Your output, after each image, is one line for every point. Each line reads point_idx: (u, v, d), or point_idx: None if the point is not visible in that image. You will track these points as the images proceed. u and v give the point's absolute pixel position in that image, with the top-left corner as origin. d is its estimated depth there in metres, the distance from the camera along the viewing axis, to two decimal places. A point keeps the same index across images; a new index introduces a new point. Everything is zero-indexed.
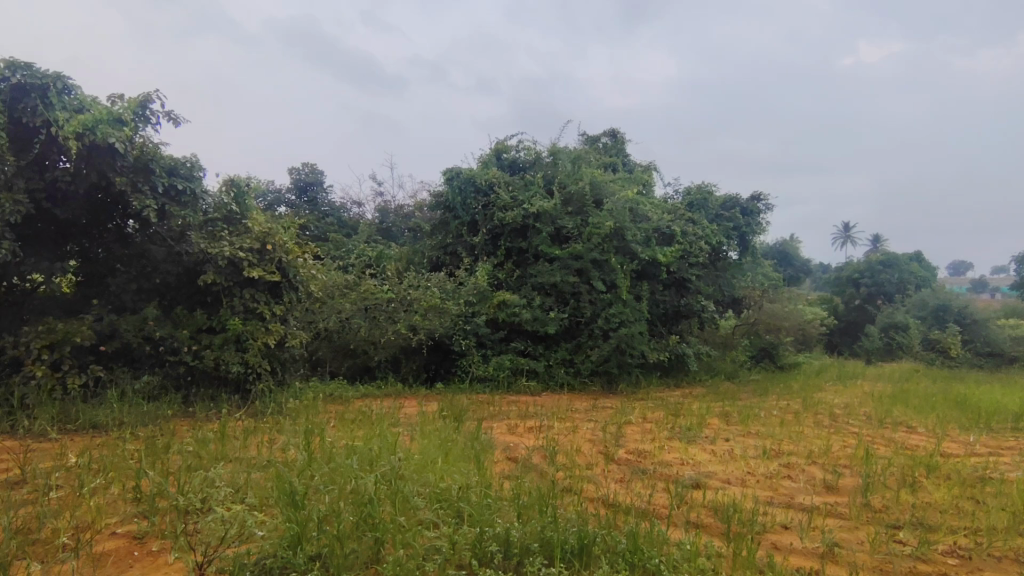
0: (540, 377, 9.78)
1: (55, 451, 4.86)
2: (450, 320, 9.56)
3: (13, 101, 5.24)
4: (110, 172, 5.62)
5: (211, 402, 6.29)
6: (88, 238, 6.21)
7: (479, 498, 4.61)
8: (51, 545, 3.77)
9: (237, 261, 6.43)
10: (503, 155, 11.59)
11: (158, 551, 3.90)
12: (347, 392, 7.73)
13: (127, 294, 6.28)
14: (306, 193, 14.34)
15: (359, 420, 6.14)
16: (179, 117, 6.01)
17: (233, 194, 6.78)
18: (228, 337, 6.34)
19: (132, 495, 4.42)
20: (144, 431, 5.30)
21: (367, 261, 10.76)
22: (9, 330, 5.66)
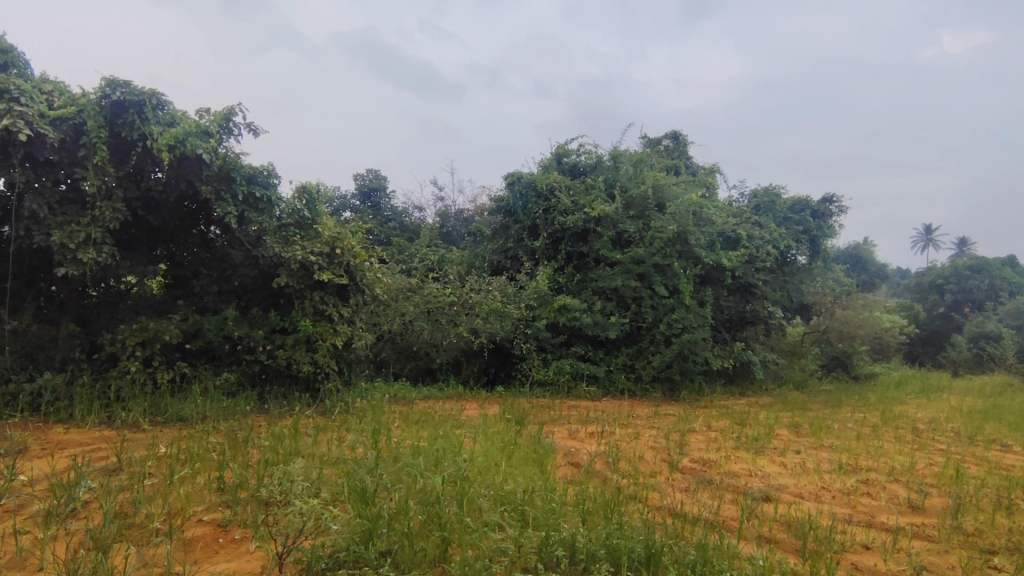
0: (600, 383, 9.71)
1: (147, 442, 5.19)
2: (511, 323, 9.67)
3: (113, 116, 5.60)
4: (197, 181, 5.99)
5: (284, 400, 6.58)
6: (175, 243, 6.62)
7: (544, 503, 4.60)
8: (146, 530, 4.03)
9: (309, 265, 6.69)
10: (564, 159, 11.67)
11: (241, 539, 4.12)
12: (411, 393, 7.92)
13: (209, 296, 6.69)
14: (370, 198, 14.79)
15: (424, 421, 6.28)
16: (258, 128, 6.33)
17: (305, 201, 7.10)
18: (299, 337, 6.61)
19: (216, 486, 4.69)
20: (225, 425, 5.59)
21: (430, 264, 11.00)
22: (108, 328, 6.13)
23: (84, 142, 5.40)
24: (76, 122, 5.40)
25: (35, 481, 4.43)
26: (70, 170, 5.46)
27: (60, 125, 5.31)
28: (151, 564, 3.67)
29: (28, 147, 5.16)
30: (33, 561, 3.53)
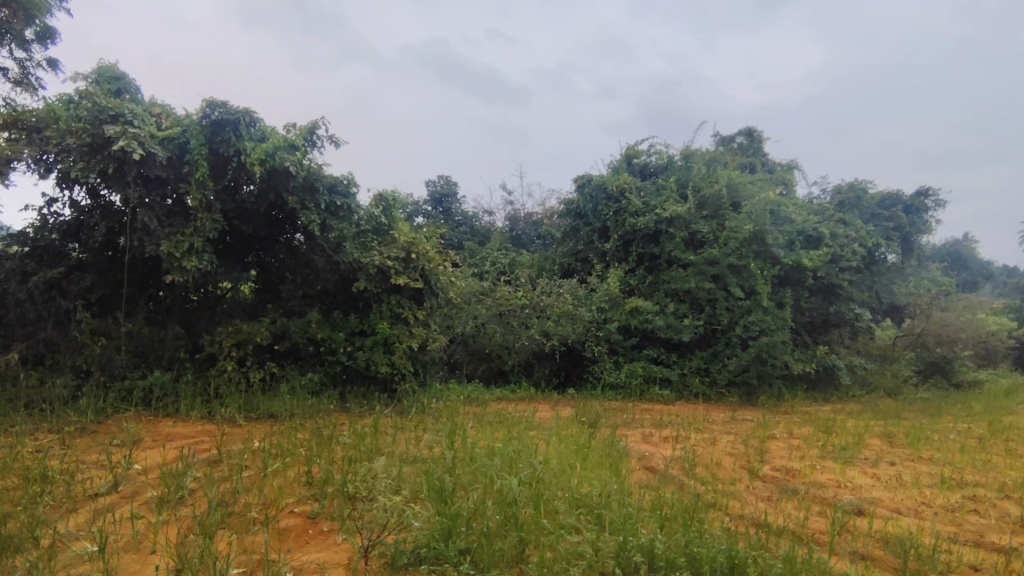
0: (674, 386, 9.49)
1: (243, 436, 5.56)
2: (582, 326, 9.66)
3: (212, 135, 6.02)
4: (284, 191, 6.37)
5: (364, 399, 6.85)
6: (264, 249, 7.06)
7: (620, 507, 4.56)
8: (245, 518, 4.31)
9: (386, 270, 6.97)
10: (635, 160, 11.65)
11: (328, 531, 4.33)
12: (484, 395, 8.04)
13: (294, 300, 7.10)
14: (441, 203, 15.15)
15: (497, 423, 6.38)
16: (339, 140, 6.65)
17: (382, 207, 7.38)
18: (377, 339, 6.88)
19: (305, 479, 4.96)
20: (311, 422, 5.88)
21: (500, 267, 11.15)
22: (207, 330, 6.60)
23: (188, 159, 5.85)
24: (180, 141, 5.86)
25: (149, 470, 4.85)
26: (176, 184, 5.93)
27: (167, 144, 5.78)
28: (251, 550, 3.93)
29: (141, 165, 5.65)
30: (150, 543, 3.87)
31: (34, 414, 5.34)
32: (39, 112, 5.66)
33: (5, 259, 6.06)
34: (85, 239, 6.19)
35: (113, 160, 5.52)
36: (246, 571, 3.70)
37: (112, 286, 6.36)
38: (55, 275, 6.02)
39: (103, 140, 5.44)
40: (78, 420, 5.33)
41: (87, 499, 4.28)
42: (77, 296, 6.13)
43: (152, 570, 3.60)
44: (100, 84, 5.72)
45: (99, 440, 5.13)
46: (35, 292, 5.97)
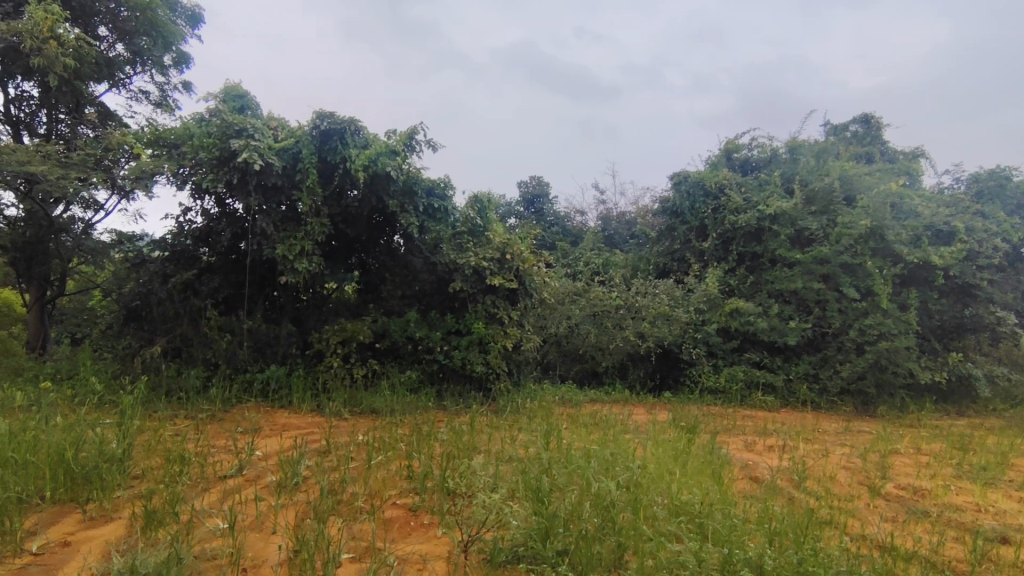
0: (779, 393, 8.95)
1: (348, 428, 5.86)
2: (679, 328, 9.39)
3: (321, 144, 6.43)
4: (386, 195, 6.67)
5: (460, 398, 7.01)
6: (366, 252, 7.42)
7: (724, 518, 4.34)
8: (352, 507, 4.54)
9: (481, 271, 7.12)
10: (734, 154, 11.44)
11: (428, 524, 4.47)
12: (577, 396, 7.99)
13: (394, 299, 7.40)
14: (534, 204, 15.27)
15: (592, 425, 6.33)
16: (436, 144, 6.85)
17: (477, 209, 7.57)
18: (472, 339, 7.03)
19: (406, 473, 5.14)
20: (411, 418, 6.09)
21: (594, 268, 11.06)
22: (316, 328, 7.04)
23: (300, 168, 6.26)
24: (294, 151, 6.29)
25: (268, 456, 5.24)
26: (290, 192, 6.36)
27: (283, 155, 6.22)
28: (359, 538, 4.13)
29: (260, 175, 6.11)
30: (270, 524, 4.17)
31: (173, 401, 5.92)
32: (176, 130, 6.28)
33: (150, 263, 6.79)
34: (213, 243, 6.79)
35: (238, 171, 6.01)
36: (355, 558, 3.89)
37: (235, 286, 6.95)
38: (189, 277, 6.66)
39: (228, 153, 5.94)
40: (209, 408, 5.85)
41: (216, 481, 4.69)
42: (207, 295, 6.74)
43: (274, 549, 3.88)
44: (227, 102, 6.26)
45: (226, 426, 5.60)
46: (173, 291, 6.63)
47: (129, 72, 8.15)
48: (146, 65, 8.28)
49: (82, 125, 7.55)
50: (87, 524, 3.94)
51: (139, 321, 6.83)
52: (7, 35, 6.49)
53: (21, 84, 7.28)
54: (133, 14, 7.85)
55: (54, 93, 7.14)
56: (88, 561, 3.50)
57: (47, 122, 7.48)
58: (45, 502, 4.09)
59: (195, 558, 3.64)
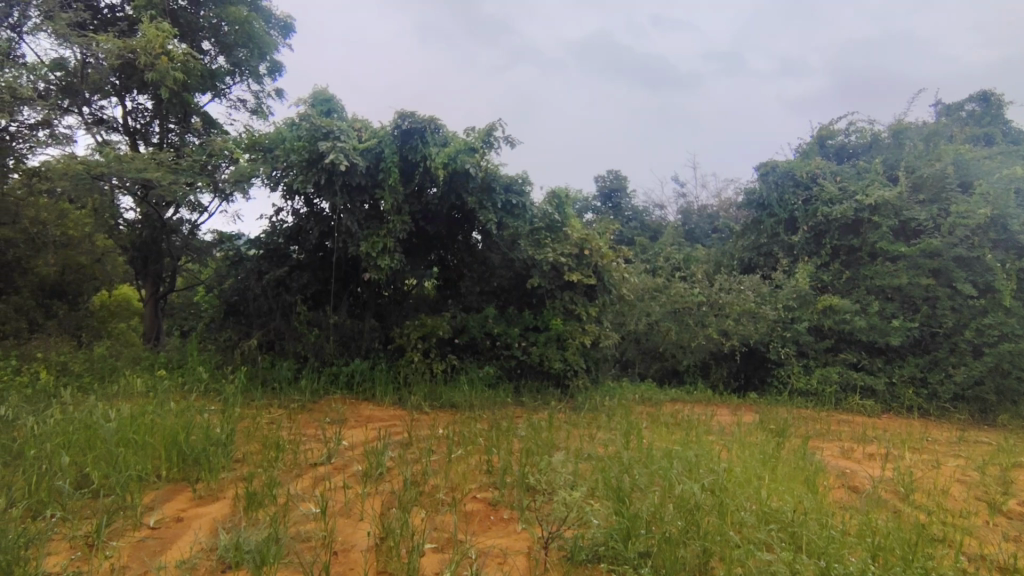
0: (879, 397, 8.35)
1: (429, 422, 5.98)
2: (766, 326, 8.95)
3: (403, 144, 6.61)
4: (465, 193, 6.78)
5: (539, 394, 7.03)
6: (445, 248, 7.55)
7: (821, 528, 4.06)
8: (434, 498, 4.63)
9: (559, 266, 7.14)
10: (829, 142, 10.76)
11: (508, 519, 4.48)
12: (657, 395, 7.80)
13: (473, 295, 7.48)
14: (611, 199, 15.02)
15: (673, 425, 6.16)
16: (514, 139, 6.85)
17: (555, 204, 7.50)
18: (551, 335, 7.06)
19: (486, 468, 5.19)
20: (490, 413, 6.15)
21: (674, 263, 10.73)
22: (398, 323, 7.24)
23: (382, 167, 6.45)
24: (377, 151, 6.48)
25: (354, 446, 5.43)
26: (373, 191, 6.54)
27: (367, 155, 6.42)
28: (441, 529, 4.21)
29: (345, 175, 6.33)
30: (358, 511, 4.34)
31: (268, 391, 6.29)
32: (271, 135, 6.66)
33: (247, 261, 7.25)
34: (303, 241, 7.15)
35: (325, 172, 6.25)
36: (437, 548, 3.97)
37: (322, 282, 7.28)
38: (281, 273, 7.04)
39: (317, 155, 6.21)
40: (300, 398, 6.17)
41: (308, 467, 4.93)
42: (297, 291, 7.11)
43: (361, 535, 4.03)
44: (315, 107, 6.54)
45: (316, 417, 5.88)
46: (267, 288, 7.05)
47: (230, 83, 8.71)
48: (244, 75, 8.81)
49: (189, 134, 8.15)
50: (196, 503, 4.26)
51: (237, 315, 7.30)
52: (126, 53, 7.11)
53: (137, 97, 7.95)
54: (233, 28, 8.37)
55: (165, 105, 7.76)
56: (198, 536, 3.79)
57: (159, 133, 8.12)
58: (160, 480, 4.45)
59: (292, 539, 3.85)
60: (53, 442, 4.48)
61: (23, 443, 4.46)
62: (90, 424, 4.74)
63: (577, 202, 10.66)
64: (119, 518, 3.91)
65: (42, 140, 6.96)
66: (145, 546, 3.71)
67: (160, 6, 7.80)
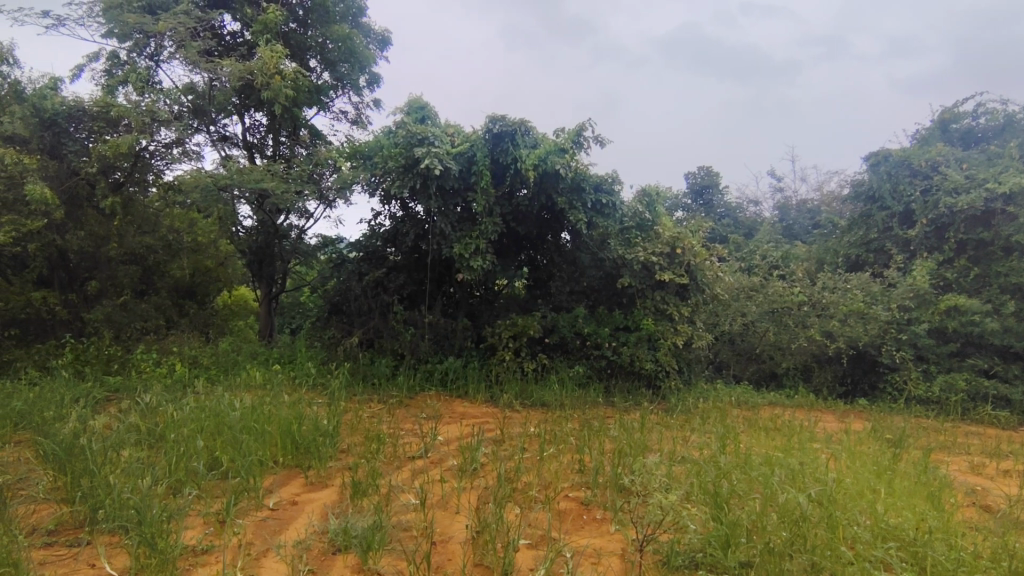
0: (1015, 408, 7.53)
1: (521, 420, 6.06)
2: (878, 327, 8.30)
3: (494, 147, 6.75)
4: (555, 193, 6.84)
5: (630, 395, 6.96)
6: (536, 249, 7.63)
7: (948, 550, 3.71)
8: (527, 495, 4.69)
9: (650, 265, 7.13)
10: (952, 126, 9.83)
11: (601, 519, 4.46)
12: (755, 398, 7.48)
13: (564, 295, 7.53)
14: (702, 196, 14.54)
15: (773, 430, 5.89)
16: (604, 138, 6.82)
17: (646, 203, 7.61)
18: (642, 335, 7.02)
19: (578, 467, 5.19)
20: (581, 413, 6.14)
21: (772, 261, 10.24)
22: (489, 323, 7.41)
23: (475, 170, 6.62)
24: (469, 155, 6.65)
25: (449, 441, 5.61)
26: (465, 194, 6.72)
27: (460, 159, 6.61)
28: (534, 526, 4.27)
29: (439, 179, 6.54)
30: (454, 504, 4.48)
31: (369, 386, 6.64)
32: (370, 143, 7.02)
33: (348, 263, 7.71)
34: (399, 243, 7.48)
35: (420, 177, 6.50)
36: (531, 544, 4.03)
37: (417, 283, 7.58)
38: (379, 275, 7.42)
39: (413, 160, 6.46)
40: (397, 394, 6.47)
41: (407, 460, 5.16)
42: (394, 291, 7.46)
43: (459, 528, 4.16)
44: (409, 115, 6.82)
45: (413, 412, 6.14)
46: (367, 288, 7.46)
47: (333, 97, 9.28)
48: (345, 88, 9.36)
49: (298, 146, 8.81)
50: (308, 488, 4.59)
51: (340, 314, 7.75)
52: (246, 74, 7.79)
53: (254, 114, 8.64)
54: (337, 45, 8.92)
55: (278, 120, 8.38)
56: (312, 520, 4.07)
57: (273, 145, 8.80)
58: (277, 466, 4.85)
59: (394, 527, 4.04)
60: (188, 427, 4.97)
61: (163, 427, 4.99)
62: (218, 413, 5.23)
63: (668, 200, 10.47)
64: (243, 498, 4.29)
65: (176, 157, 7.76)
66: (266, 525, 4.04)
67: (276, 30, 8.40)
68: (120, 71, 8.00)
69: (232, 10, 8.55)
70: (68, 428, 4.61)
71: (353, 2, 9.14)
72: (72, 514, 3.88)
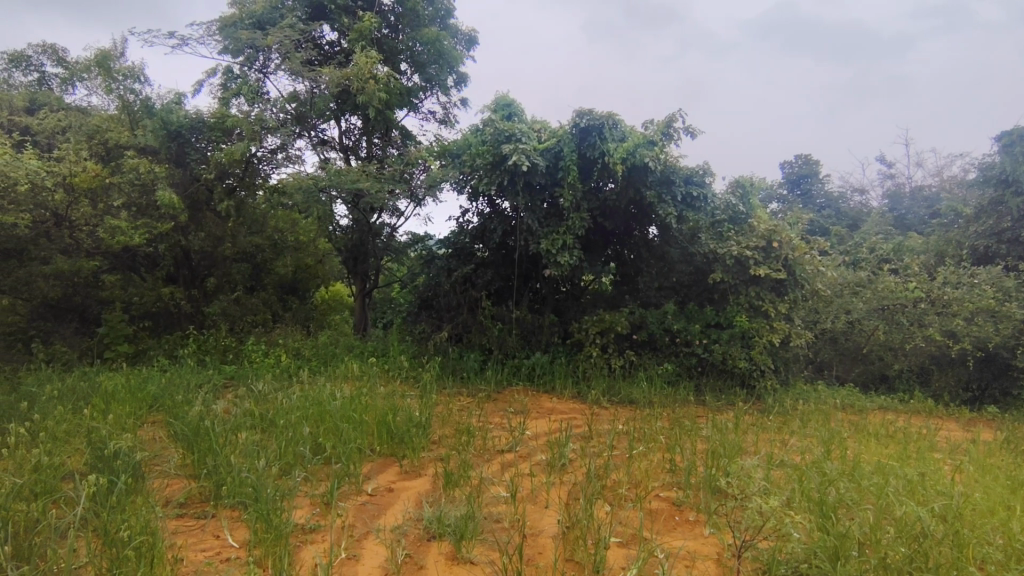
0: None
1: (609, 417, 6.00)
2: (1011, 327, 7.48)
3: (580, 141, 6.70)
4: (643, 187, 6.70)
5: (722, 394, 6.72)
6: (623, 244, 7.51)
7: None
8: (617, 493, 4.62)
9: (744, 260, 6.81)
10: None
11: (694, 521, 4.32)
12: (862, 400, 6.98)
13: (652, 291, 7.38)
14: (800, 185, 13.78)
15: (885, 436, 5.47)
16: (696, 129, 6.60)
17: (739, 194, 7.29)
18: (734, 333, 6.76)
19: (668, 467, 5.07)
20: (671, 412, 5.98)
21: (883, 254, 9.52)
22: (576, 318, 7.39)
23: (562, 166, 6.60)
24: (555, 150, 6.65)
25: (538, 436, 5.65)
26: (552, 189, 6.73)
27: (547, 155, 6.62)
28: (625, 524, 4.20)
29: (527, 175, 6.58)
30: (544, 499, 4.50)
31: (459, 379, 6.80)
32: (458, 142, 7.20)
33: (437, 259, 7.94)
34: (487, 240, 7.59)
35: (508, 174, 6.57)
36: (622, 543, 3.97)
37: (504, 279, 7.67)
38: (467, 271, 7.57)
39: (501, 157, 6.54)
40: (486, 387, 6.58)
41: (496, 453, 5.25)
42: (482, 287, 7.59)
43: (550, 523, 4.17)
44: (497, 112, 6.89)
45: (502, 406, 6.23)
46: (456, 284, 7.64)
47: (422, 97, 9.56)
48: (434, 89, 9.63)
49: (390, 147, 9.16)
50: (403, 477, 4.78)
51: (429, 309, 8.00)
52: (343, 80, 8.22)
53: (349, 118, 9.06)
54: (426, 48, 9.18)
55: (372, 123, 8.75)
56: (408, 507, 4.24)
57: (366, 147, 9.20)
58: (375, 454, 5.08)
59: (486, 519, 4.12)
60: (296, 414, 5.31)
61: (274, 413, 5.36)
62: (322, 402, 5.55)
63: (764, 190, 9.97)
64: (345, 482, 4.52)
65: (281, 161, 8.31)
66: (366, 509, 4.25)
67: (370, 36, 8.75)
68: (233, 84, 8.65)
69: (330, 20, 9.01)
70: (194, 411, 5.08)
71: (441, 5, 9.39)
72: (199, 489, 4.26)
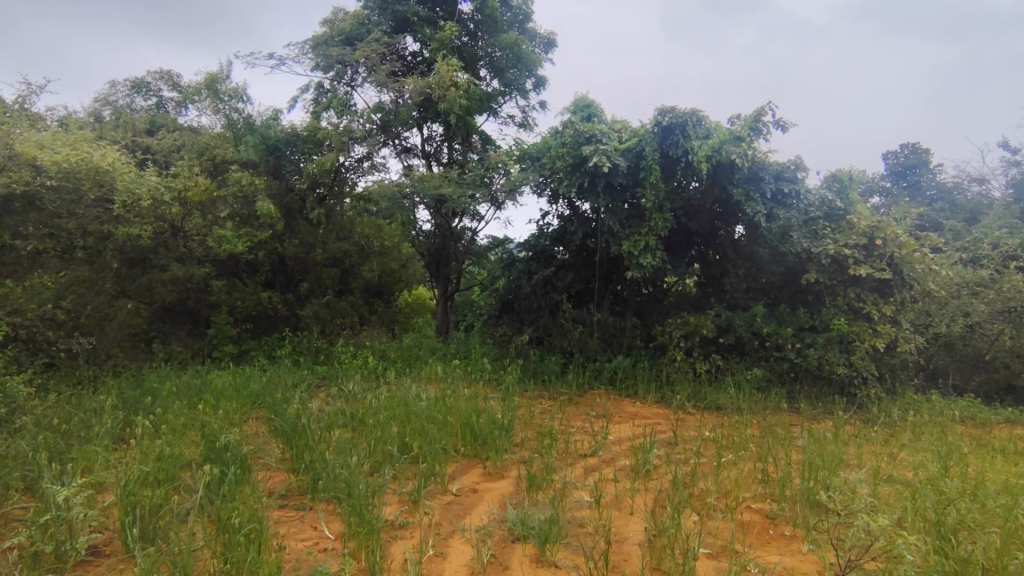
0: None
1: (696, 423, 5.78)
2: None
3: (663, 139, 6.53)
4: (729, 184, 6.42)
5: (818, 402, 6.30)
6: (707, 243, 7.22)
7: None
8: (704, 502, 4.43)
9: (843, 259, 6.40)
10: None
11: (790, 536, 4.07)
12: (985, 413, 6.32)
13: (739, 293, 7.05)
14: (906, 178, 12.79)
15: (1013, 454, 4.92)
16: (787, 122, 6.26)
17: (836, 189, 6.86)
18: (832, 336, 6.33)
19: (760, 477, 4.80)
20: (763, 419, 5.68)
21: (1008, 250, 8.56)
22: (659, 321, 7.20)
23: (644, 165, 6.43)
24: (637, 150, 6.50)
25: (621, 441, 5.53)
26: (633, 190, 6.59)
27: (628, 155, 6.48)
28: (715, 535, 4.02)
29: (607, 176, 6.49)
30: (629, 505, 4.40)
31: (540, 382, 6.80)
32: (538, 145, 7.23)
33: (518, 263, 8.01)
34: (568, 242, 7.56)
35: (588, 175, 6.50)
36: (712, 555, 3.80)
37: (585, 281, 7.60)
38: (548, 274, 7.57)
39: (581, 159, 6.49)
40: (567, 391, 6.53)
41: (579, 457, 5.19)
42: (563, 290, 7.57)
43: (636, 530, 4.06)
44: (576, 114, 6.85)
45: (583, 410, 6.16)
46: (537, 287, 7.68)
47: (501, 102, 9.67)
48: (513, 94, 9.71)
49: (471, 152, 9.33)
50: (486, 478, 4.84)
51: (510, 312, 8.08)
52: (425, 89, 8.50)
53: (431, 126, 9.31)
54: (505, 52, 9.26)
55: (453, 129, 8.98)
56: (492, 508, 4.27)
57: (448, 153, 9.42)
58: (459, 455, 5.18)
59: (570, 523, 4.08)
60: (384, 414, 5.51)
61: (364, 412, 5.59)
62: (409, 402, 5.73)
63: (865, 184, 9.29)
64: (431, 482, 4.63)
65: (367, 169, 8.64)
66: (451, 509, 4.33)
67: (451, 45, 8.95)
68: (324, 98, 9.13)
69: (413, 31, 9.26)
70: (293, 409, 5.38)
71: (520, 10, 9.50)
72: (298, 483, 4.51)
